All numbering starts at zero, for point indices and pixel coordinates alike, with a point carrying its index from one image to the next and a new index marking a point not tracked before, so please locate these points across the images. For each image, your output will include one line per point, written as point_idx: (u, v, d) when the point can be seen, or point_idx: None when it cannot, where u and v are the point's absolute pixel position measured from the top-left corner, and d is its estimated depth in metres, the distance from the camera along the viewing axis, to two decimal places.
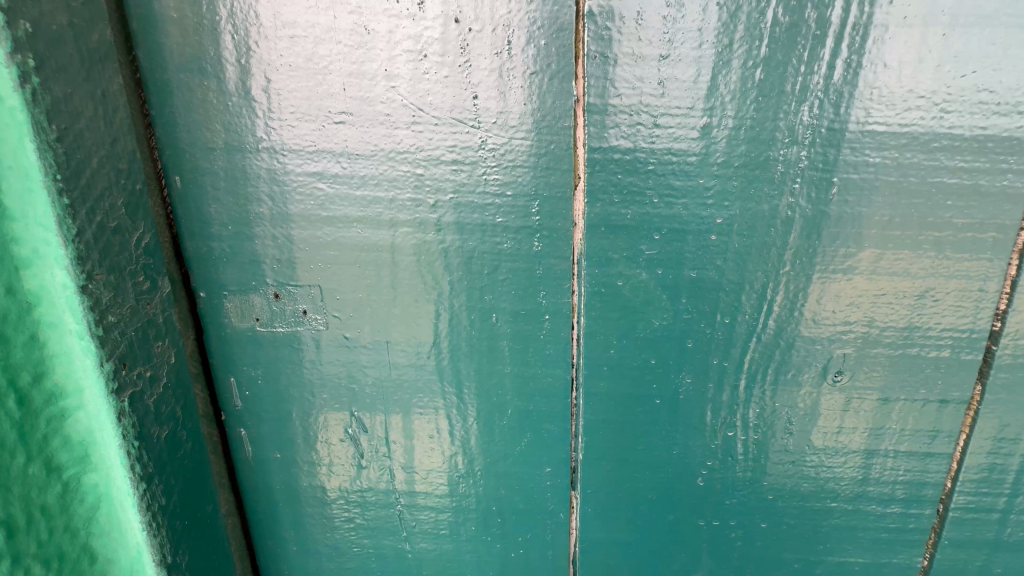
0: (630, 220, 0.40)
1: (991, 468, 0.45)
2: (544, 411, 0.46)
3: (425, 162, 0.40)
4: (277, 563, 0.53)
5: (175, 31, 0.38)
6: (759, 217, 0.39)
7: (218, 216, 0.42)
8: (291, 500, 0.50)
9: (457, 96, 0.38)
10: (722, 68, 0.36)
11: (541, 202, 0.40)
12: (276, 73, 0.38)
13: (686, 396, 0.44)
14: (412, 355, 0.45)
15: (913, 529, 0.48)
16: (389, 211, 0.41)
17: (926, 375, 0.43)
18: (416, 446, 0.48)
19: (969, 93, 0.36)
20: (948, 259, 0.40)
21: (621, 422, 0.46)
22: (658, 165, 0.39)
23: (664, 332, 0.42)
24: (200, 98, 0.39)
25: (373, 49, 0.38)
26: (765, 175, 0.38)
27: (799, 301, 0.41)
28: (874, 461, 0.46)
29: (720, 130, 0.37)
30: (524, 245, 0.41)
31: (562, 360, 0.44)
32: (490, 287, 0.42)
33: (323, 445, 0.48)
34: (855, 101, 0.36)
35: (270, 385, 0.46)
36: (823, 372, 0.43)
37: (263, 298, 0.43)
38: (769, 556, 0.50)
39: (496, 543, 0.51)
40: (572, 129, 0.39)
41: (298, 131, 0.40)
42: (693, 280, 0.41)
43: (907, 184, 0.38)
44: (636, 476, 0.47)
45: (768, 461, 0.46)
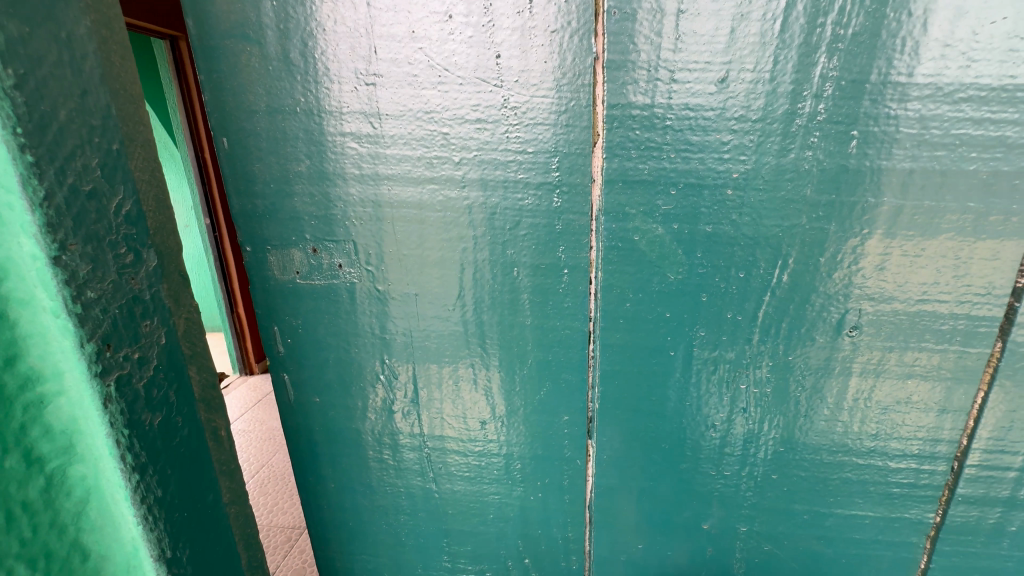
0: (648, 174, 0.41)
1: (1010, 427, 0.45)
2: (562, 361, 0.48)
3: (450, 122, 0.42)
4: (319, 496, 0.58)
5: (220, 0, 0.41)
6: (775, 172, 0.40)
7: (262, 174, 0.45)
8: (330, 440, 0.55)
9: (480, 55, 0.40)
10: (741, 20, 0.37)
11: (560, 158, 0.42)
12: (312, 37, 0.41)
13: (699, 348, 0.46)
14: (439, 307, 0.48)
15: (926, 485, 0.49)
16: (417, 168, 0.44)
17: (945, 332, 0.43)
18: (442, 394, 0.52)
19: (1000, 40, 0.35)
20: (971, 213, 0.39)
21: (636, 373, 0.48)
22: (676, 120, 0.39)
23: (679, 286, 0.44)
24: (243, 63, 0.42)
25: (402, 11, 0.40)
26: (784, 129, 0.39)
27: (815, 256, 0.42)
28: (887, 416, 0.47)
29: (739, 84, 0.38)
30: (544, 201, 0.43)
31: (579, 313, 0.46)
32: (511, 242, 0.45)
33: (358, 390, 0.52)
34: (879, 51, 0.36)
35: (309, 334, 0.50)
36: (837, 327, 0.44)
37: (302, 252, 0.47)
38: (779, 506, 0.51)
39: (517, 485, 0.55)
40: (592, 85, 0.40)
41: (332, 93, 0.42)
42: (708, 234, 0.42)
43: (931, 136, 0.38)
44: (650, 426, 0.50)
45: (780, 415, 0.48)
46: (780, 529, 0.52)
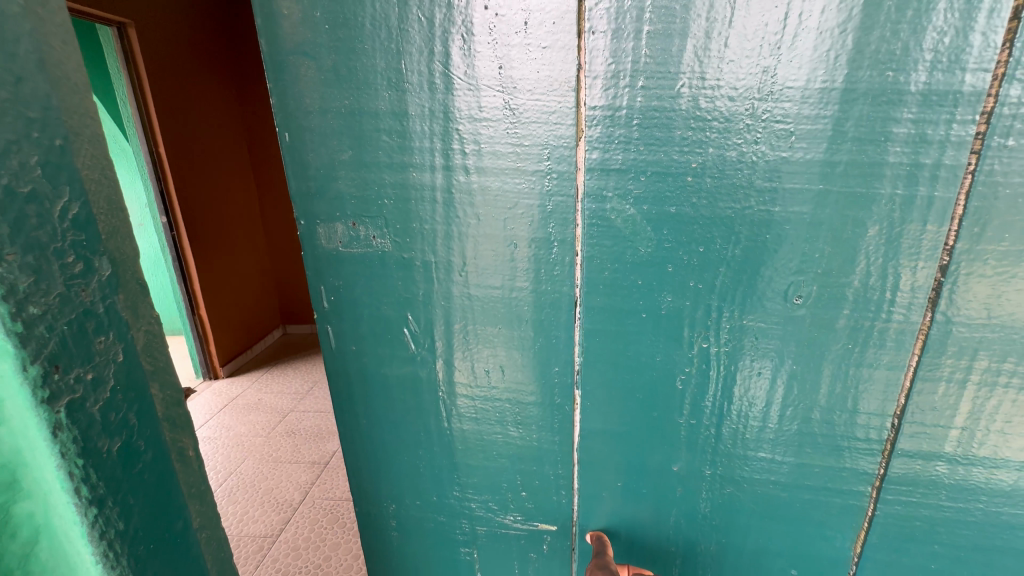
0: (623, 164, 0.50)
1: (941, 388, 0.52)
2: (552, 320, 0.58)
3: (461, 120, 0.52)
4: (353, 430, 0.70)
5: (285, 25, 0.52)
6: (727, 162, 0.48)
7: (313, 162, 0.57)
8: (363, 383, 0.67)
9: (486, 67, 0.50)
10: (696, 38, 0.45)
11: (551, 150, 0.51)
12: (354, 54, 0.52)
13: (667, 311, 0.55)
14: (451, 273, 0.59)
15: (869, 438, 0.56)
16: (435, 158, 0.54)
17: (879, 303, 0.50)
18: (453, 346, 0.62)
19: (915, 53, 0.42)
20: (897, 199, 0.46)
21: (613, 332, 0.57)
22: (644, 120, 0.48)
23: (649, 258, 0.53)
24: (302, 74, 0.53)
25: (425, 33, 0.50)
26: (733, 127, 0.47)
27: (764, 235, 0.50)
28: (832, 377, 0.54)
29: (695, 89, 0.46)
30: (538, 185, 0.53)
31: (567, 279, 0.56)
32: (511, 219, 0.55)
33: (386, 341, 0.64)
34: (812, 62, 0.44)
35: (348, 293, 0.62)
36: (784, 295, 0.52)
37: (344, 226, 0.59)
38: (738, 453, 0.60)
39: (515, 427, 0.65)
40: (576, 91, 0.49)
41: (369, 97, 0.53)
42: (673, 215, 0.51)
43: (860, 133, 0.45)
44: (625, 379, 0.59)
45: (737, 371, 0.56)
46: (739, 473, 0.61)
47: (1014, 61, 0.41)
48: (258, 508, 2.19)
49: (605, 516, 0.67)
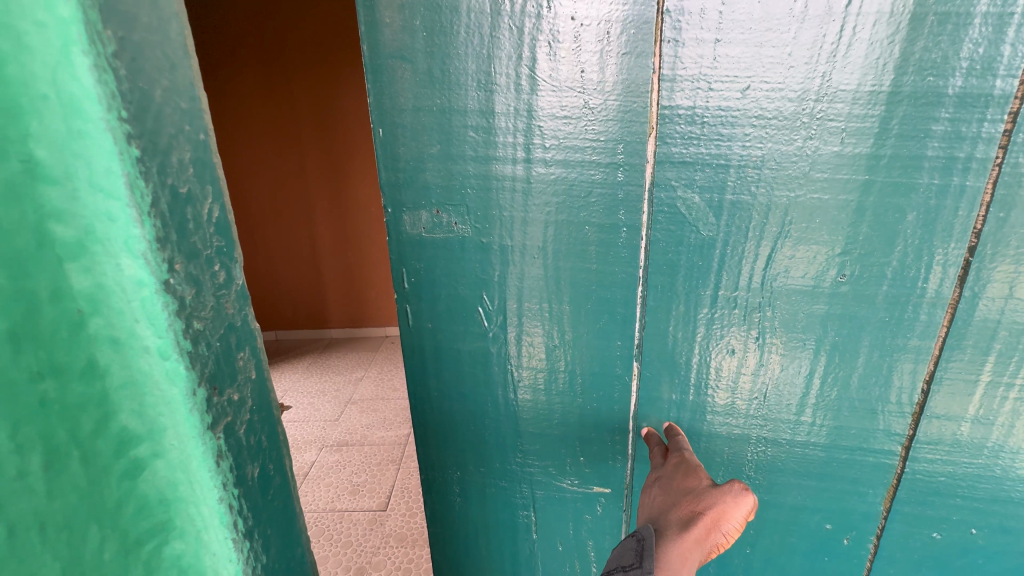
0: (690, 157, 0.56)
1: (967, 355, 0.59)
2: (617, 298, 0.65)
3: (545, 118, 0.59)
4: (424, 402, 0.76)
5: (386, 31, 0.58)
6: (784, 156, 0.54)
7: (404, 155, 0.63)
8: (437, 358, 0.73)
9: (570, 71, 0.56)
10: (760, 45, 0.51)
11: (624, 145, 0.58)
12: (450, 59, 0.58)
13: (722, 289, 0.61)
14: (527, 256, 0.65)
15: (902, 402, 0.63)
16: (519, 151, 0.61)
17: (914, 280, 0.57)
18: (525, 322, 0.69)
19: (951, 62, 0.49)
20: (935, 190, 0.53)
21: (673, 308, 0.64)
22: (711, 118, 0.55)
23: (709, 241, 0.59)
24: (400, 76, 0.60)
25: (515, 41, 0.56)
26: (790, 125, 0.53)
27: (812, 221, 0.56)
28: (871, 346, 0.61)
29: (759, 91, 0.53)
30: (611, 176, 0.59)
31: (633, 261, 0.62)
32: (584, 207, 0.61)
33: (461, 319, 0.70)
34: (863, 68, 0.50)
35: (428, 274, 0.68)
36: (829, 274, 0.58)
37: (428, 213, 0.65)
38: (780, 416, 0.67)
39: (577, 396, 0.72)
40: (650, 92, 0.55)
41: (462, 97, 0.59)
42: (732, 203, 0.57)
43: (903, 130, 0.52)
44: (681, 351, 0.66)
45: (784, 342, 0.63)
46: (782, 436, 0.68)
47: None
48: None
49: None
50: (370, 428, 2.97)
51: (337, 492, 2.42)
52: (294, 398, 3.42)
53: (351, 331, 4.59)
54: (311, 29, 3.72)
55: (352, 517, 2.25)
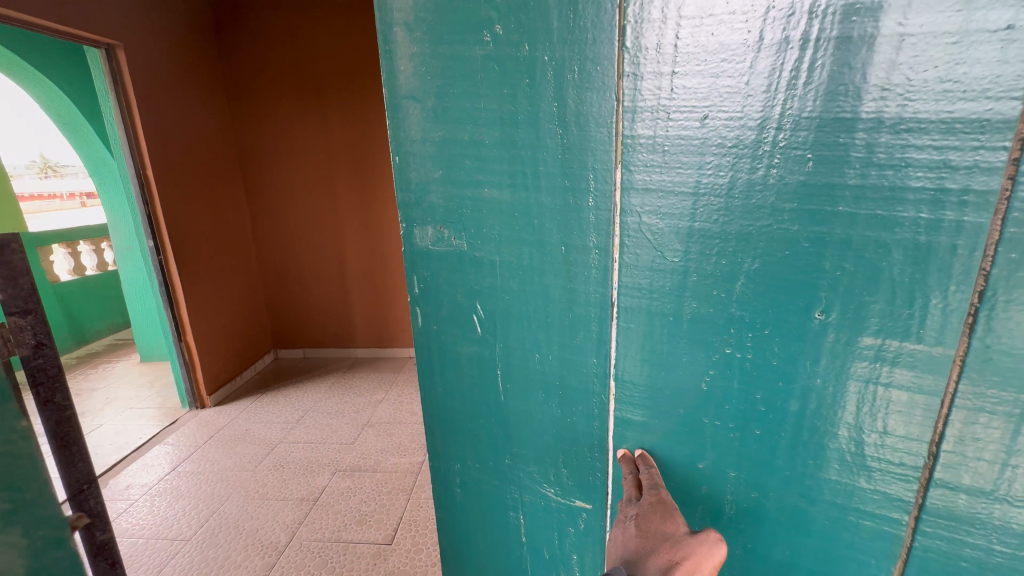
0: (653, 185, 0.59)
1: (979, 415, 0.52)
2: (592, 317, 0.68)
3: (526, 147, 0.64)
4: (434, 391, 0.87)
5: (401, 76, 0.69)
6: (749, 185, 0.54)
7: (412, 179, 0.73)
8: (443, 357, 0.83)
9: (547, 106, 0.61)
10: (716, 77, 0.52)
11: (593, 172, 0.61)
12: (449, 97, 0.67)
13: (693, 315, 0.62)
14: (513, 273, 0.71)
15: (907, 465, 0.58)
16: (506, 179, 0.66)
17: (907, 326, 0.52)
18: (512, 336, 0.75)
19: (932, 84, 0.45)
20: (921, 224, 0.49)
21: (646, 332, 0.65)
22: (671, 146, 0.56)
23: (678, 267, 0.60)
24: (409, 113, 0.70)
25: (499, 81, 0.63)
26: (752, 153, 0.53)
27: (777, 253, 0.55)
28: (859, 390, 0.57)
29: (717, 120, 0.53)
30: (581, 201, 0.63)
31: (606, 289, 0.65)
32: (559, 229, 0.65)
33: (460, 324, 0.79)
34: (827, 96, 0.49)
35: (433, 282, 0.78)
36: (807, 310, 0.56)
37: (433, 229, 0.74)
38: (764, 459, 0.65)
39: (558, 411, 0.76)
40: (615, 123, 0.59)
41: (456, 130, 0.68)
42: (699, 231, 0.58)
43: (879, 159, 0.49)
44: (657, 375, 0.67)
45: (762, 377, 0.61)
46: (765, 479, 0.66)
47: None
48: (239, 552, 2.25)
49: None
50: (384, 455, 2.98)
51: (343, 521, 2.41)
52: (316, 417, 3.51)
53: (381, 351, 4.68)
54: (354, 64, 3.94)
55: (356, 549, 2.22)
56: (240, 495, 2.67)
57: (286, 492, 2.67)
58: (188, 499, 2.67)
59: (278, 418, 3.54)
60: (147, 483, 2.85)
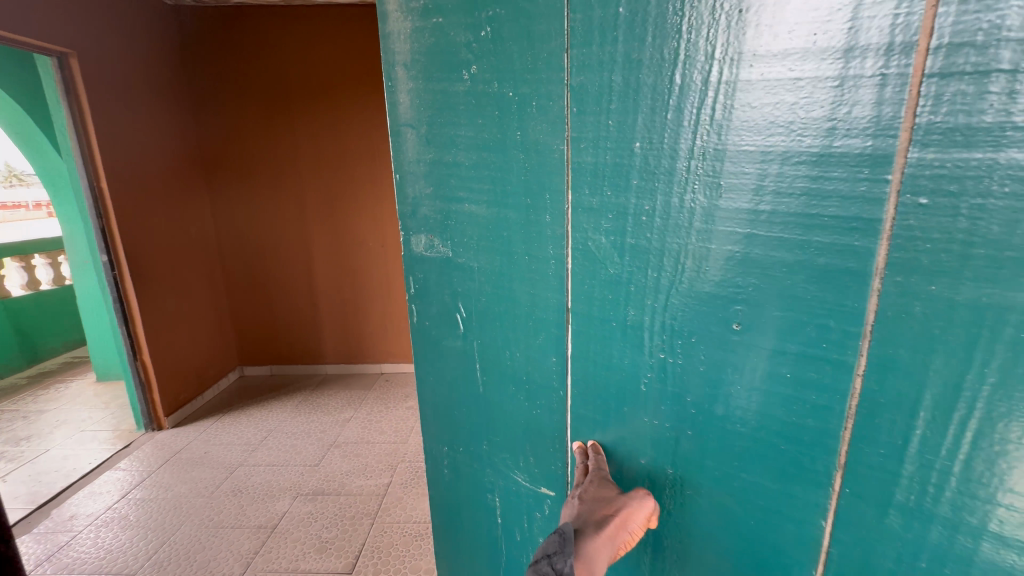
0: (597, 205, 0.75)
1: (876, 416, 0.60)
2: (549, 319, 0.86)
3: (491, 167, 0.86)
4: (428, 370, 1.12)
5: (401, 110, 0.97)
6: (672, 207, 0.68)
7: (411, 191, 1.00)
8: (434, 342, 1.07)
9: (508, 135, 0.82)
10: (644, 116, 0.68)
11: (549, 194, 0.79)
12: (435, 127, 0.92)
13: (631, 321, 0.77)
14: (487, 270, 0.93)
15: (820, 463, 0.66)
16: (482, 192, 0.88)
17: (816, 339, 0.62)
18: (487, 328, 0.96)
19: (819, 123, 0.56)
20: (819, 247, 0.59)
21: (592, 332, 0.82)
22: (609, 172, 0.73)
23: (617, 278, 0.76)
24: (409, 140, 0.97)
25: (471, 114, 0.86)
26: (674, 179, 0.67)
27: (696, 272, 0.68)
28: (772, 389, 0.66)
29: (647, 151, 0.68)
30: (539, 216, 0.82)
31: (560, 302, 0.84)
32: (518, 237, 0.86)
33: (446, 316, 1.03)
34: (736, 130, 0.61)
35: (427, 283, 1.04)
36: (725, 321, 0.68)
37: (426, 238, 1.01)
38: (696, 457, 0.76)
39: (523, 399, 0.95)
40: (564, 149, 0.76)
41: (440, 146, 0.92)
42: (632, 246, 0.73)
43: (778, 187, 0.59)
44: (603, 375, 0.83)
45: (693, 377, 0.73)
46: (701, 466, 0.76)
47: (915, 129, 0.51)
48: None
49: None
50: (349, 476, 2.88)
51: (301, 550, 2.31)
52: (279, 437, 3.39)
53: (350, 368, 4.55)
54: (321, 75, 3.89)
55: None
56: (195, 523, 2.53)
57: (243, 518, 2.54)
58: (136, 528, 2.52)
59: (240, 438, 3.40)
60: (94, 511, 2.68)
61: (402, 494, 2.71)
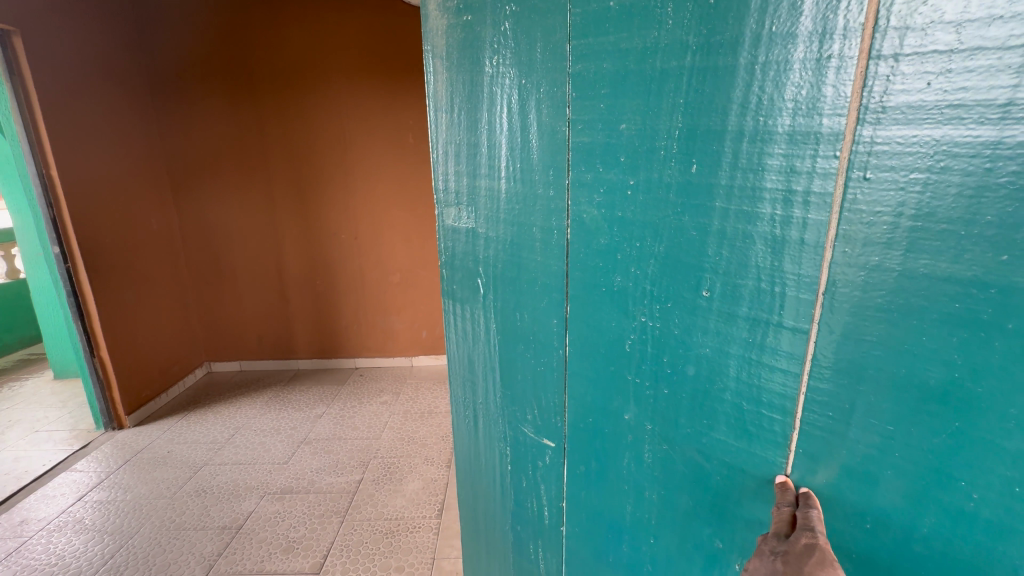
0: (591, 179, 0.73)
1: (827, 390, 0.58)
2: (552, 285, 0.83)
3: (511, 146, 0.83)
4: (452, 333, 1.11)
5: (435, 95, 0.95)
6: (653, 184, 0.66)
7: (443, 171, 0.98)
8: (458, 308, 1.06)
9: (523, 116, 0.80)
10: (626, 99, 0.66)
11: (555, 173, 0.77)
12: (464, 110, 0.90)
13: (621, 287, 0.74)
14: (504, 242, 0.89)
15: (777, 431, 0.64)
16: (503, 174, 0.86)
17: (771, 306, 0.60)
18: (501, 298, 0.94)
19: (778, 104, 0.54)
20: (776, 220, 0.57)
21: (586, 296, 0.79)
22: (599, 147, 0.71)
23: (608, 246, 0.73)
24: (440, 122, 0.96)
25: (496, 99, 0.83)
26: (654, 158, 0.65)
27: (672, 239, 0.66)
28: (733, 357, 0.65)
29: (632, 129, 0.66)
30: (549, 192, 0.79)
31: (559, 268, 0.81)
32: (533, 213, 0.82)
33: (469, 287, 1.01)
34: (705, 113, 0.59)
35: (453, 253, 1.03)
36: (699, 287, 0.65)
37: (454, 211, 0.99)
38: (671, 416, 0.74)
39: (528, 355, 0.92)
40: (566, 131, 0.74)
41: (468, 128, 0.90)
42: (620, 218, 0.71)
43: (744, 164, 0.58)
44: (594, 337, 0.80)
45: (664, 340, 0.71)
46: (672, 433, 0.74)
47: (863, 107, 0.48)
48: None
49: (585, 444, 0.88)
50: (319, 474, 2.81)
51: (268, 550, 2.24)
52: (244, 436, 3.27)
53: (325, 361, 4.44)
54: (296, 61, 3.74)
55: None
56: (155, 524, 2.43)
57: (207, 520, 2.45)
58: (93, 530, 2.40)
59: (204, 437, 3.26)
60: (47, 515, 2.53)
61: (374, 491, 2.65)
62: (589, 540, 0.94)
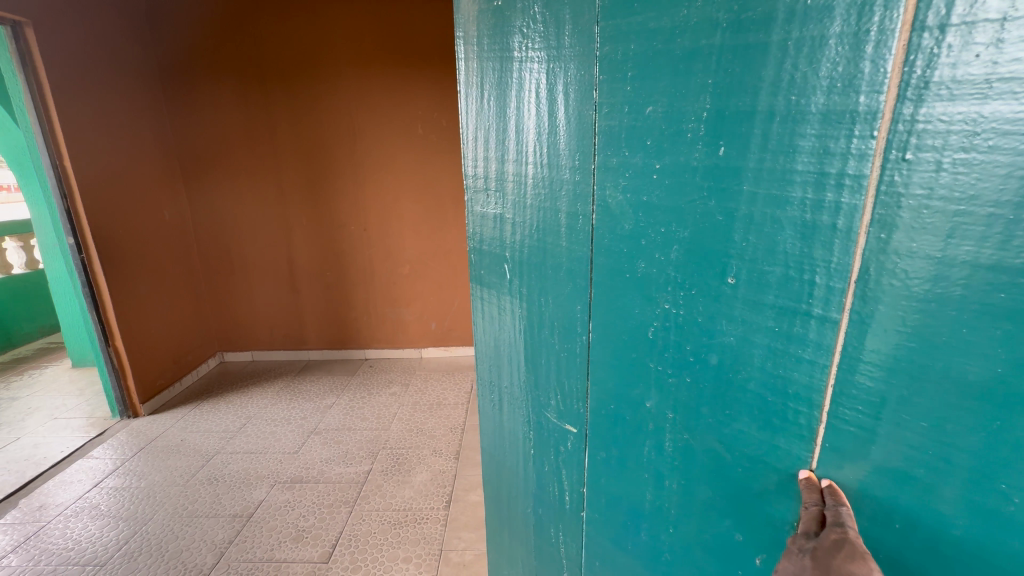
0: (616, 163, 0.70)
1: (856, 383, 0.55)
2: (576, 271, 0.81)
3: (540, 132, 0.80)
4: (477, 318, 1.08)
5: (465, 78, 0.92)
6: (679, 167, 0.63)
7: (471, 156, 0.95)
8: (483, 294, 1.04)
9: (552, 100, 0.77)
10: (652, 80, 0.63)
11: (580, 159, 0.75)
12: (493, 94, 0.86)
13: (645, 275, 0.71)
14: (530, 228, 0.87)
15: (803, 424, 0.61)
16: (532, 160, 0.83)
17: (800, 294, 0.57)
18: (524, 284, 0.92)
19: (813, 81, 0.50)
20: (807, 204, 0.54)
21: (609, 283, 0.76)
22: (624, 129, 0.68)
23: (632, 232, 0.71)
24: (468, 107, 0.92)
25: (526, 82, 0.80)
26: (681, 140, 0.62)
27: (698, 225, 0.63)
28: (758, 347, 0.62)
29: (658, 110, 0.64)
30: (575, 177, 0.76)
31: (582, 254, 0.79)
32: (560, 199, 0.80)
33: (494, 273, 0.99)
34: (733, 94, 0.56)
35: (479, 238, 1.00)
36: (723, 275, 0.63)
37: (480, 198, 0.96)
38: (692, 405, 0.71)
39: (552, 340, 0.90)
40: (593, 116, 0.71)
41: (497, 113, 0.87)
42: (644, 202, 0.68)
43: (772, 146, 0.55)
44: (616, 325, 0.77)
45: (687, 328, 0.69)
46: (693, 424, 0.72)
47: (903, 83, 0.45)
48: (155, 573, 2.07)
49: (604, 433, 0.86)
50: (329, 465, 2.82)
51: (278, 538, 2.26)
52: (256, 425, 3.30)
53: (337, 352, 4.46)
54: (307, 51, 3.72)
55: (289, 570, 2.07)
56: (168, 511, 2.47)
57: (219, 508, 2.48)
58: (108, 515, 2.45)
59: (217, 426, 3.30)
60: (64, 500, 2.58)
61: (382, 483, 2.65)
62: (606, 530, 0.92)
